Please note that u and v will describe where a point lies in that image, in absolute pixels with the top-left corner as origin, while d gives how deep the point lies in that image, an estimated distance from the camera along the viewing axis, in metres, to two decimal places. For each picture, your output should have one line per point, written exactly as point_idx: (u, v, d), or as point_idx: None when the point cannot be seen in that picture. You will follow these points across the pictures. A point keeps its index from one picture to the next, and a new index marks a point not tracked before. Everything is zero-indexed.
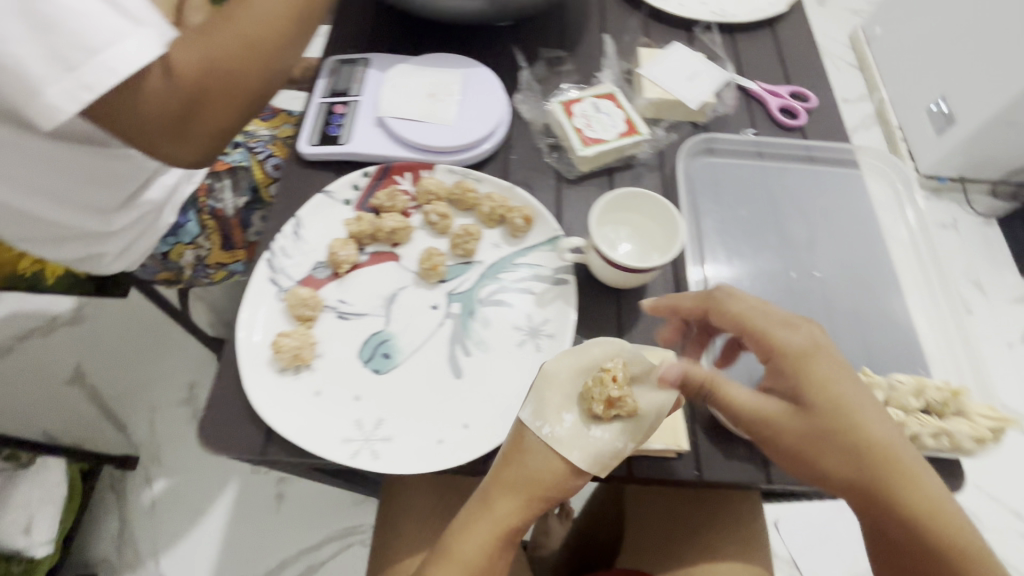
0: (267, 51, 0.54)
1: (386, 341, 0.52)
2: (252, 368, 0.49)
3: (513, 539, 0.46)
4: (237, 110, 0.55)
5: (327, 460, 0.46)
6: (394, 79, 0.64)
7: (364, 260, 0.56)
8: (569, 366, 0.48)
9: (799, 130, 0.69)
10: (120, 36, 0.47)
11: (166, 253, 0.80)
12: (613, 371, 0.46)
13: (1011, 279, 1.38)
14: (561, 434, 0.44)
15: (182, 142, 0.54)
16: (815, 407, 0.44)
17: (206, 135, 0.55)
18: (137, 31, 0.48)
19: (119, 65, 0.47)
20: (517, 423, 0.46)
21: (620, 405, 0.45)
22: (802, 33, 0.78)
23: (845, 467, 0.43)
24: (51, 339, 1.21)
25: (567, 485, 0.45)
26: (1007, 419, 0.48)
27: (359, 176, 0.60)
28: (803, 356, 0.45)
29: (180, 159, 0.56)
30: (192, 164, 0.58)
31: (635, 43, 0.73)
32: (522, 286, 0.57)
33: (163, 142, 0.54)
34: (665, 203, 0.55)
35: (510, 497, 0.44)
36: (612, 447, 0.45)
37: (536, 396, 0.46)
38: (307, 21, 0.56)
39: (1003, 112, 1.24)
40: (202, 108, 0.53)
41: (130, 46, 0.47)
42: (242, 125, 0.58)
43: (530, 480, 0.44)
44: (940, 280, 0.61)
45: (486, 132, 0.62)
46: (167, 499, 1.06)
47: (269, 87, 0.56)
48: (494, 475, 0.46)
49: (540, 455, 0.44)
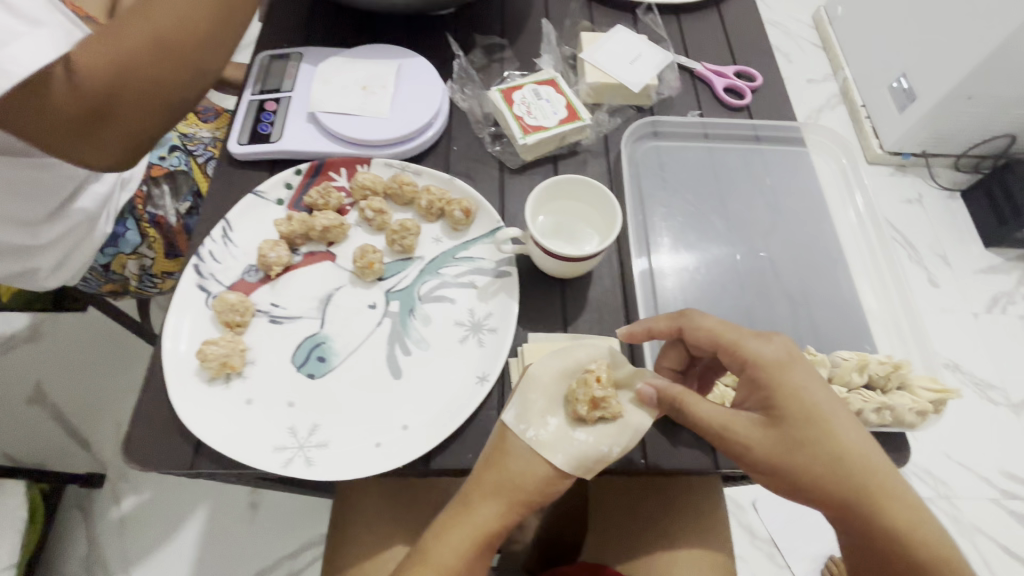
0: (184, 52, 0.52)
1: (321, 345, 0.50)
2: (178, 379, 0.47)
3: (490, 545, 0.45)
4: (154, 110, 0.53)
5: (258, 470, 0.45)
6: (326, 73, 0.62)
7: (298, 261, 0.54)
8: (554, 368, 0.48)
9: (745, 110, 0.68)
10: (12, 36, 0.44)
11: (107, 265, 0.76)
12: (596, 371, 0.46)
13: (975, 250, 1.40)
14: (547, 437, 0.45)
15: (95, 145, 0.52)
16: (789, 422, 0.42)
17: (121, 136, 0.53)
18: (30, 31, 0.45)
19: (12, 65, 0.44)
20: (500, 427, 0.46)
21: (604, 405, 0.45)
22: (748, 12, 0.77)
23: (824, 482, 0.41)
24: (7, 358, 1.16)
25: (547, 489, 0.45)
26: (948, 390, 0.49)
27: (292, 174, 0.58)
28: (776, 367, 0.43)
29: (94, 162, 0.54)
30: (109, 165, 0.56)
31: (577, 28, 0.72)
32: (464, 280, 0.55)
33: (71, 147, 0.51)
34: (604, 189, 0.54)
35: (490, 501, 0.44)
36: (597, 449, 0.45)
37: (520, 399, 0.46)
38: (226, 16, 0.54)
39: (960, 86, 1.24)
40: (114, 110, 0.50)
41: (24, 46, 0.44)
42: (162, 124, 0.56)
43: (511, 484, 0.44)
44: (886, 255, 0.61)
45: (423, 124, 0.60)
46: (135, 516, 1.03)
47: (187, 85, 0.54)
48: (474, 481, 0.45)
49: (523, 459, 0.44)
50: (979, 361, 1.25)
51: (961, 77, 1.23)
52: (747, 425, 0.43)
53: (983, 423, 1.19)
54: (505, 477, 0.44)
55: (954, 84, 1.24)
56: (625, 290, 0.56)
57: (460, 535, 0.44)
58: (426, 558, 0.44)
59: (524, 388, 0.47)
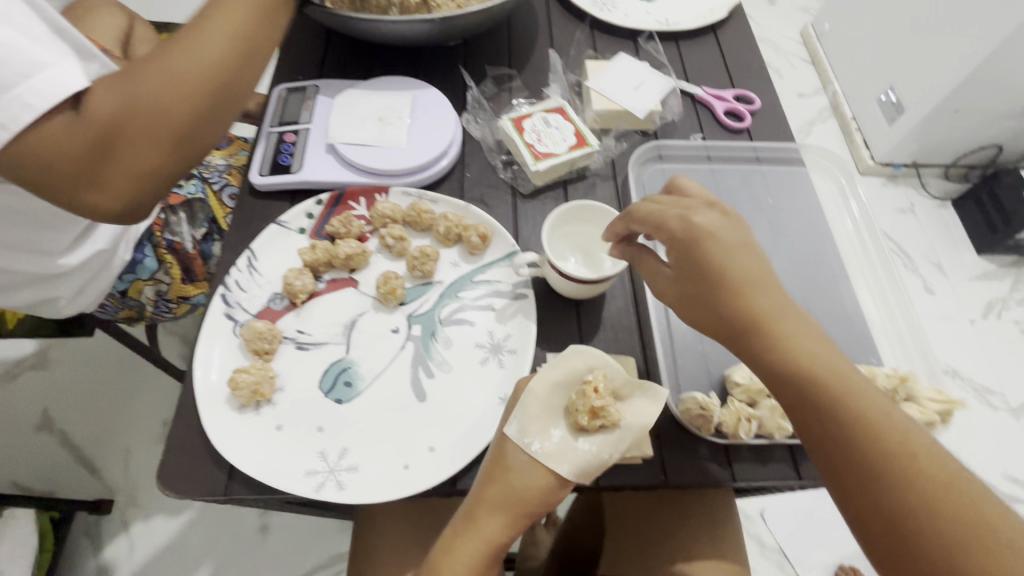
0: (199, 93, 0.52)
1: (347, 369, 0.52)
2: (209, 407, 0.49)
3: (497, 558, 0.46)
4: (163, 153, 0.52)
5: (292, 495, 0.46)
6: (343, 105, 0.64)
7: (322, 289, 0.56)
8: (553, 380, 0.48)
9: (745, 132, 0.71)
10: (38, 67, 0.45)
11: (124, 291, 0.78)
12: (594, 383, 0.47)
13: (968, 257, 1.43)
14: (551, 449, 0.45)
15: (101, 187, 0.51)
16: (698, 282, 0.45)
17: (130, 180, 0.52)
18: (57, 61, 0.46)
19: (38, 100, 0.45)
20: (501, 439, 0.47)
21: (604, 414, 0.46)
22: (744, 37, 0.80)
23: (714, 328, 0.45)
24: (14, 386, 1.16)
25: (551, 500, 0.45)
26: (953, 402, 0.51)
27: (313, 204, 0.60)
28: (692, 238, 0.45)
29: (101, 209, 0.52)
30: (118, 215, 0.54)
31: (582, 57, 0.75)
32: (482, 303, 0.57)
33: (82, 190, 0.50)
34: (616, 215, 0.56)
35: (495, 516, 0.45)
36: (598, 457, 0.45)
37: (522, 413, 0.47)
38: (245, 63, 0.55)
39: (948, 100, 1.28)
40: (123, 148, 0.50)
41: (46, 79, 0.45)
42: (174, 171, 0.55)
43: (516, 498, 0.44)
44: (886, 269, 0.63)
45: (439, 152, 0.62)
46: (146, 542, 1.03)
47: (202, 130, 0.54)
48: (478, 493, 0.46)
49: (525, 472, 0.45)
50: (977, 366, 1.28)
51: (949, 91, 1.27)
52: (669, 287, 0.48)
53: (984, 428, 1.21)
54: (509, 493, 0.44)
55: (943, 98, 1.28)
56: (639, 310, 0.58)
57: (467, 551, 0.44)
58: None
59: (525, 402, 0.47)
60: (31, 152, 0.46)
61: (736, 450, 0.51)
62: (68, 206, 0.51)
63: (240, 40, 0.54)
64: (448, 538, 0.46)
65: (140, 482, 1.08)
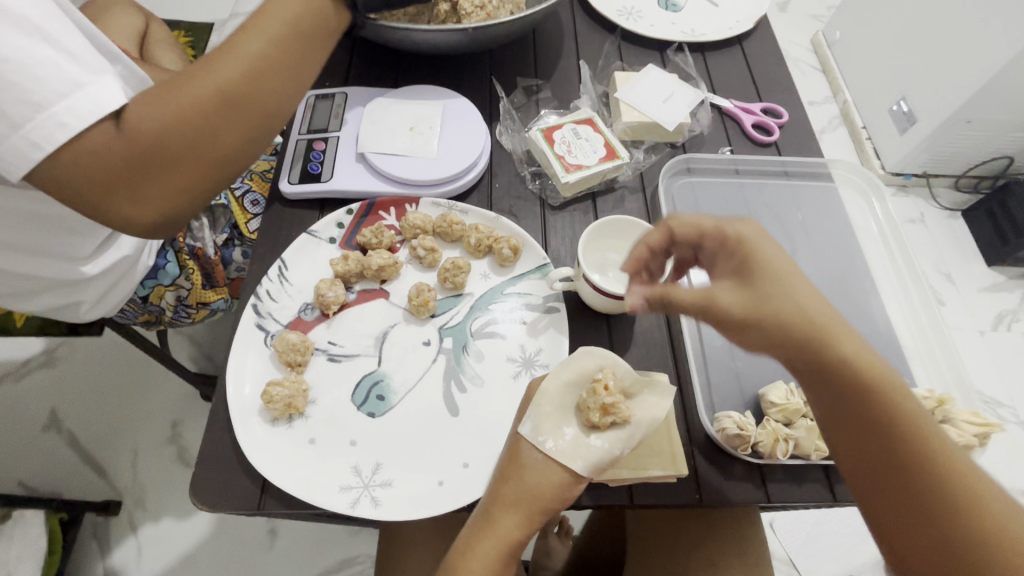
0: (243, 104, 0.52)
1: (380, 383, 0.51)
2: (242, 420, 0.48)
3: (513, 557, 0.45)
4: (200, 164, 0.52)
5: (326, 511, 0.46)
6: (373, 114, 0.64)
7: (353, 300, 0.56)
8: (565, 379, 0.48)
9: (774, 146, 0.71)
10: (75, 86, 0.46)
11: (146, 297, 0.77)
12: (604, 380, 0.46)
13: (978, 269, 1.43)
14: (565, 447, 0.45)
15: (139, 199, 0.50)
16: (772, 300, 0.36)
17: (167, 191, 0.52)
18: (95, 79, 0.47)
19: (74, 120, 0.46)
20: (516, 438, 0.46)
21: (614, 410, 0.46)
22: (770, 49, 0.80)
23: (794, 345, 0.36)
24: (22, 385, 1.15)
25: (567, 497, 0.45)
26: (991, 425, 0.51)
27: (343, 214, 0.59)
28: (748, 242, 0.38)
29: (137, 221, 0.52)
30: (152, 228, 0.54)
31: (610, 68, 0.75)
32: (514, 316, 0.56)
33: (122, 202, 0.50)
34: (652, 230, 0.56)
35: (511, 513, 0.44)
36: (611, 455, 0.45)
37: (535, 411, 0.46)
38: (283, 76, 0.55)
39: (960, 111, 1.28)
40: (163, 160, 0.50)
41: (82, 98, 0.46)
42: (210, 184, 0.54)
43: (531, 495, 0.44)
44: (916, 286, 0.63)
45: (469, 163, 0.62)
46: (155, 544, 1.02)
47: (238, 143, 0.54)
48: (493, 492, 0.45)
49: (539, 468, 0.45)
50: (987, 378, 1.28)
51: (961, 102, 1.27)
52: (732, 302, 0.37)
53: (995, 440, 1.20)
54: (523, 490, 0.44)
55: (954, 109, 1.28)
56: (671, 326, 0.57)
57: (485, 550, 0.44)
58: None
59: (538, 401, 0.47)
60: (72, 162, 0.47)
61: (771, 470, 0.51)
62: (104, 219, 0.51)
63: (280, 53, 0.54)
64: (466, 538, 0.45)
65: (149, 483, 1.07)
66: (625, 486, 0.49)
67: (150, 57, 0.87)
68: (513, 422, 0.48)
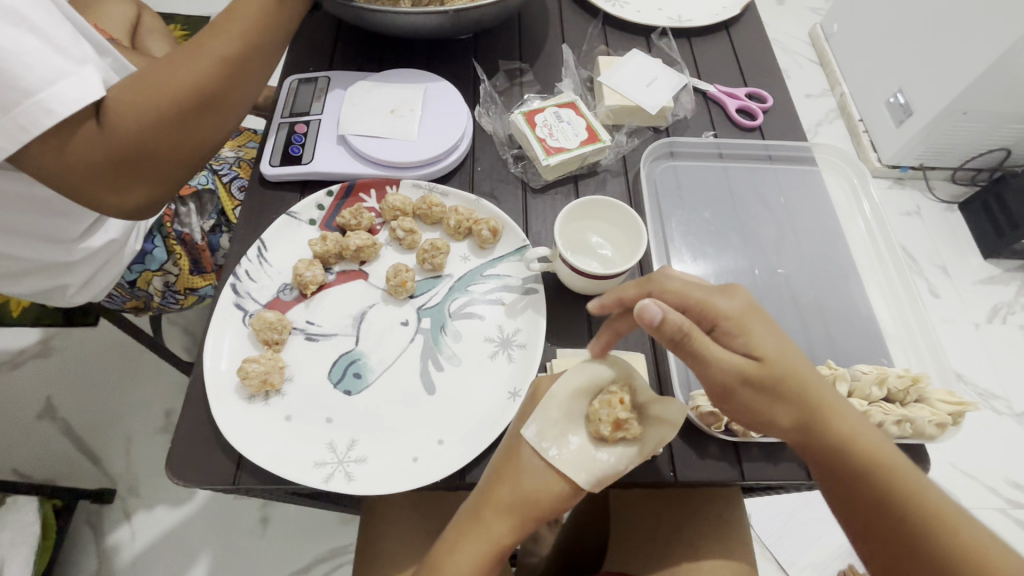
0: (216, 98, 0.54)
1: (357, 361, 0.52)
2: (219, 397, 0.49)
3: (502, 557, 0.46)
4: (178, 156, 0.54)
5: (300, 485, 0.46)
6: (355, 97, 0.64)
7: (331, 280, 0.56)
8: (576, 386, 0.47)
9: (757, 130, 0.71)
10: (61, 74, 0.46)
11: (133, 281, 0.77)
12: (620, 394, 0.46)
13: (974, 262, 1.42)
14: (568, 457, 0.45)
15: (120, 188, 0.52)
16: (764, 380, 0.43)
17: (145, 179, 0.53)
18: (79, 70, 0.47)
19: (58, 105, 0.46)
20: (520, 442, 0.46)
21: (626, 426, 0.45)
22: (756, 34, 0.80)
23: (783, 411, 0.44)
24: (18, 373, 1.16)
25: (561, 504, 0.46)
26: (965, 404, 0.51)
27: (323, 196, 0.60)
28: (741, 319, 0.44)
29: (116, 206, 0.54)
30: (131, 213, 0.56)
31: (594, 52, 0.75)
32: (492, 297, 0.57)
33: (101, 191, 0.51)
34: (604, 201, 0.57)
35: (504, 516, 0.45)
36: (616, 468, 0.45)
37: (542, 417, 0.46)
38: (252, 70, 0.57)
39: (956, 102, 1.27)
40: (145, 154, 0.51)
41: (69, 86, 0.46)
42: (186, 172, 0.57)
43: (527, 500, 0.45)
44: (897, 271, 0.63)
45: (449, 146, 0.62)
46: (147, 531, 1.03)
47: (212, 134, 0.56)
48: (488, 496, 0.46)
49: (539, 475, 0.45)
50: (982, 370, 1.27)
51: (956, 94, 1.26)
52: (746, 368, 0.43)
53: (988, 432, 1.20)
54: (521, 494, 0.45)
55: (950, 100, 1.27)
56: None
57: (476, 548, 0.45)
58: (441, 574, 0.45)
59: (546, 406, 0.46)
60: (54, 153, 0.48)
61: (745, 448, 0.51)
62: (86, 206, 0.52)
63: (253, 50, 0.56)
64: (457, 534, 0.46)
65: (143, 471, 1.08)
66: None
67: (140, 46, 0.87)
68: (515, 421, 0.48)
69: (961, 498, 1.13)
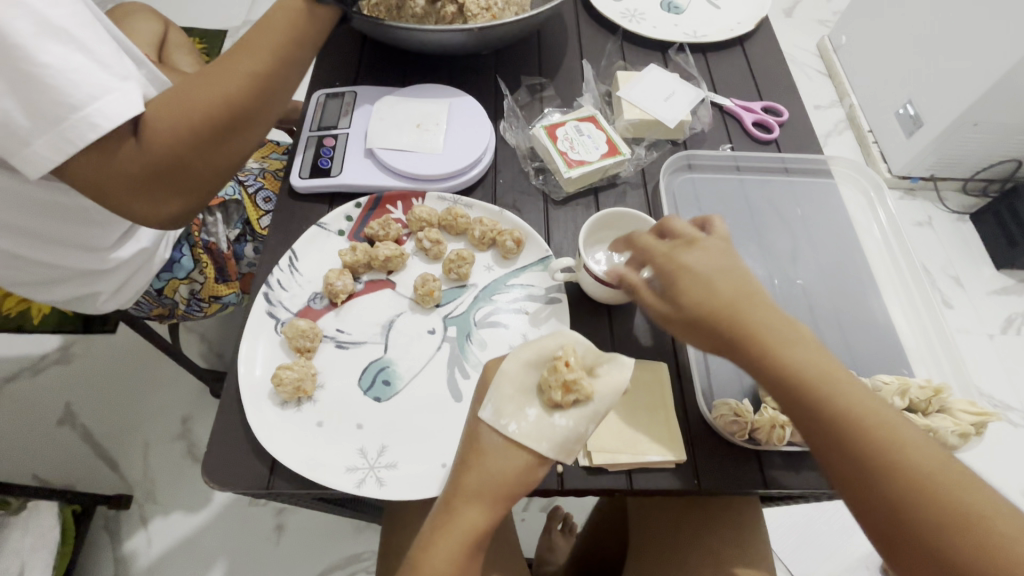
0: (247, 113, 0.56)
1: (386, 368, 0.53)
2: (253, 404, 0.50)
3: (479, 547, 0.44)
4: (210, 168, 0.56)
5: (332, 491, 0.47)
6: (381, 111, 0.66)
7: (360, 289, 0.57)
8: (525, 360, 0.47)
9: (774, 144, 0.72)
10: (106, 90, 0.47)
11: (161, 290, 0.79)
12: (565, 357, 0.45)
13: (987, 272, 1.42)
14: (527, 428, 0.44)
15: (155, 200, 0.54)
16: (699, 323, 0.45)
17: (178, 191, 0.55)
18: (122, 85, 0.49)
19: (103, 120, 0.47)
20: (476, 422, 0.46)
21: (577, 388, 0.45)
22: (771, 50, 0.81)
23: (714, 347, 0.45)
24: (39, 379, 1.18)
25: (531, 480, 0.45)
26: (988, 414, 0.52)
27: (352, 207, 0.61)
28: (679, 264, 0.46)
29: (149, 216, 0.55)
30: (163, 223, 0.58)
31: (612, 67, 0.76)
32: (516, 306, 0.58)
33: (137, 202, 0.53)
34: (605, 215, 0.58)
35: (474, 503, 0.44)
36: (576, 432, 0.45)
37: (496, 394, 0.46)
38: (281, 86, 0.58)
39: (968, 114, 1.27)
40: (179, 168, 0.53)
41: (113, 101, 0.48)
42: (216, 184, 0.59)
43: (494, 482, 0.44)
44: (915, 282, 0.64)
45: (473, 159, 0.64)
46: (163, 537, 1.04)
47: (241, 148, 0.57)
48: (456, 484, 0.44)
49: (500, 454, 0.44)
50: (996, 381, 1.26)
51: (967, 105, 1.26)
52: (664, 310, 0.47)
53: (1004, 445, 1.19)
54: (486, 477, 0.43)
55: (961, 112, 1.28)
56: None
57: (448, 545, 0.43)
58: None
59: (498, 383, 0.46)
60: (94, 167, 0.49)
61: (768, 457, 0.52)
62: (122, 215, 0.54)
63: (282, 65, 0.57)
64: (428, 532, 0.44)
65: (160, 477, 1.09)
66: (624, 471, 0.50)
67: (169, 61, 0.90)
68: (473, 405, 0.48)
69: None
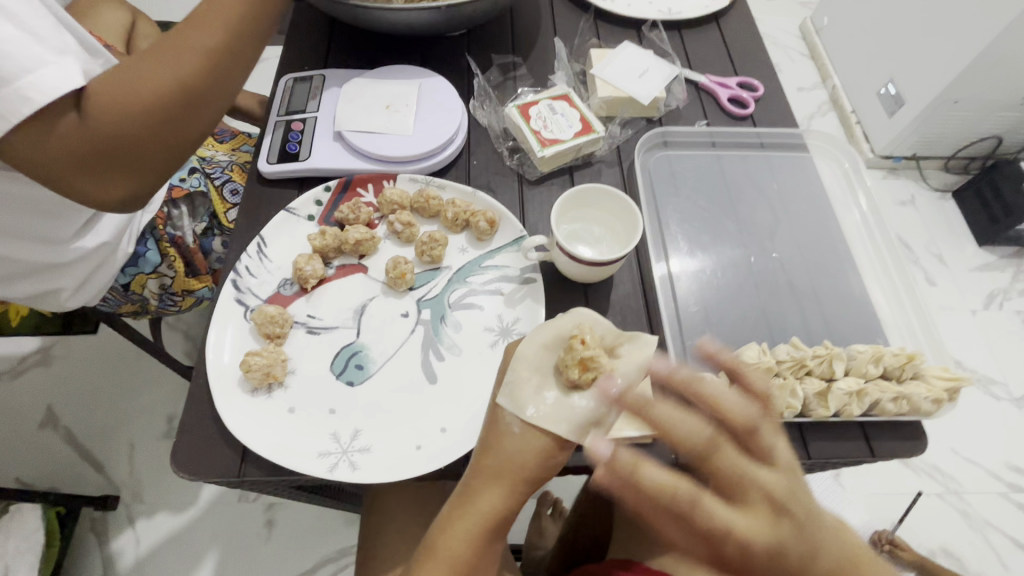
0: (198, 92, 0.54)
1: (359, 353, 0.52)
2: (220, 390, 0.49)
3: (501, 528, 0.44)
4: (158, 148, 0.54)
5: (305, 475, 0.46)
6: (350, 94, 0.65)
7: (331, 274, 0.57)
8: (541, 342, 0.46)
9: (749, 119, 0.72)
10: (41, 62, 0.46)
11: (128, 285, 0.77)
12: (581, 335, 0.44)
13: (969, 248, 1.43)
14: (546, 411, 0.43)
15: (102, 179, 0.53)
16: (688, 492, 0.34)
17: (126, 171, 0.54)
18: (58, 59, 0.47)
19: (38, 94, 0.46)
20: (494, 407, 0.45)
21: (595, 365, 0.43)
22: (746, 26, 0.80)
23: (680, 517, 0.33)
24: (18, 383, 1.16)
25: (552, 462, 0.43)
26: (961, 379, 0.52)
27: (321, 192, 0.60)
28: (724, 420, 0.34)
29: (97, 197, 0.54)
30: (113, 205, 0.56)
31: (586, 46, 0.75)
32: (491, 287, 0.57)
33: (81, 180, 0.52)
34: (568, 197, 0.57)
35: (495, 486, 0.43)
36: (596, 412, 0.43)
37: (513, 378, 0.44)
38: (236, 65, 0.57)
39: (946, 91, 1.27)
40: (125, 147, 0.52)
41: (49, 74, 0.46)
42: (168, 166, 0.57)
43: (513, 466, 0.42)
44: (891, 253, 0.64)
45: (444, 140, 0.63)
46: (150, 536, 1.03)
47: (193, 128, 0.56)
48: (475, 467, 0.43)
49: (518, 438, 0.43)
50: (980, 356, 1.28)
51: (946, 83, 1.26)
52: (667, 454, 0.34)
53: (989, 419, 1.20)
54: (505, 459, 0.42)
55: (940, 90, 1.28)
56: (647, 293, 0.58)
57: (468, 526, 0.42)
58: (434, 558, 0.42)
59: (515, 365, 0.45)
60: (33, 144, 0.48)
61: None
62: (66, 195, 0.53)
63: (235, 44, 0.56)
64: (449, 511, 0.44)
65: (145, 476, 1.08)
66: None
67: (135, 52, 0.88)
68: (495, 391, 0.47)
69: (960, 483, 1.14)
